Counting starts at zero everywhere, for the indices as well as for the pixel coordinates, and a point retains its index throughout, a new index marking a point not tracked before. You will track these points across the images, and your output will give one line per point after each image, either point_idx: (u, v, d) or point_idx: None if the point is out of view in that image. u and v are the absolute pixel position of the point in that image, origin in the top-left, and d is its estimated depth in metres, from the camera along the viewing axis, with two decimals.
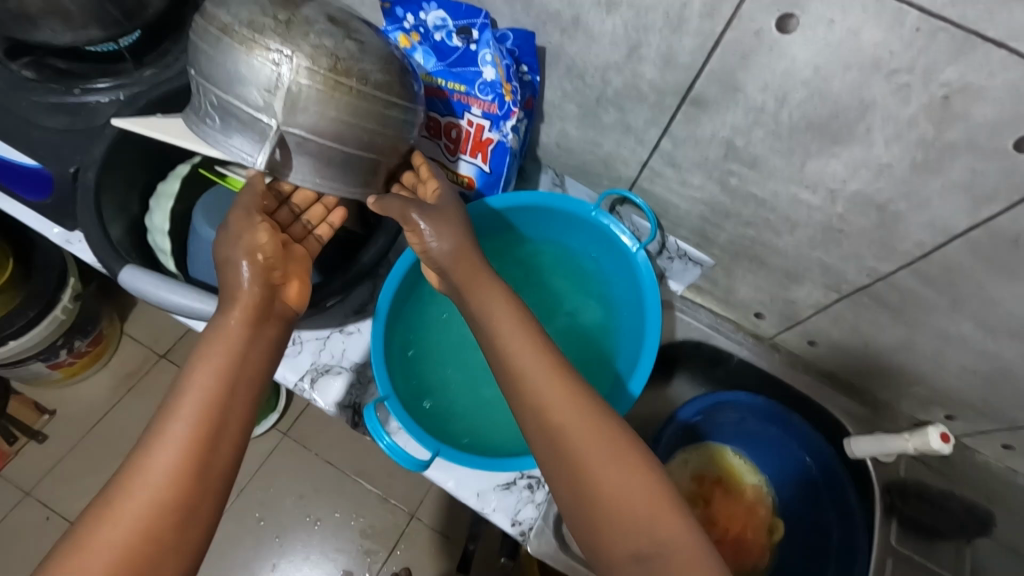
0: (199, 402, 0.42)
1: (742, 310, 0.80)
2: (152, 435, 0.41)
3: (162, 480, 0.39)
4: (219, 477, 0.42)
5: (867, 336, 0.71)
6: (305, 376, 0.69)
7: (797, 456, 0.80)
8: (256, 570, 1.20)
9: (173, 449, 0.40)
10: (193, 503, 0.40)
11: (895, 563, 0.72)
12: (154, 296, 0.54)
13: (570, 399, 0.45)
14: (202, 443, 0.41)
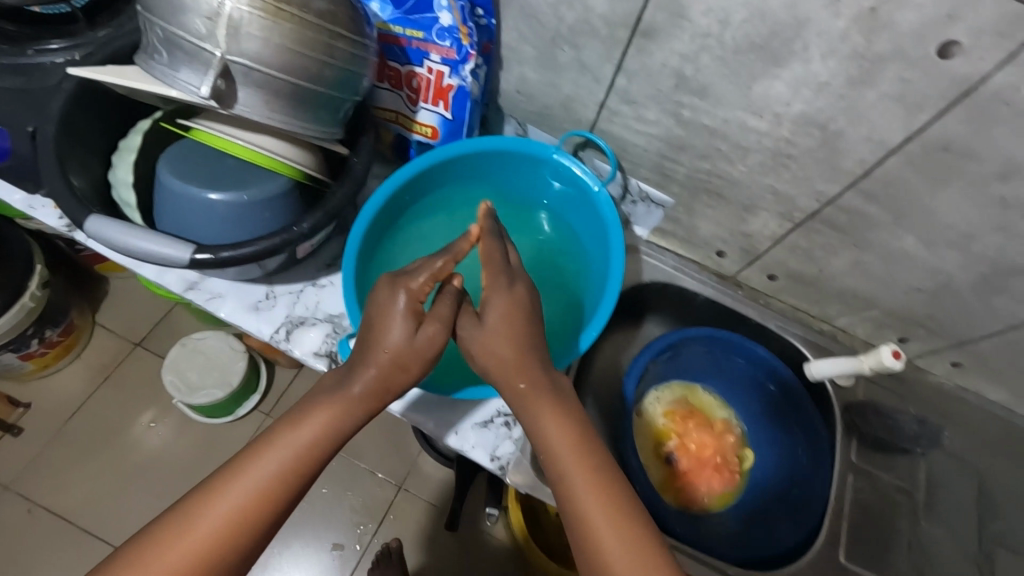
0: (299, 450, 0.48)
1: (704, 250, 0.84)
2: (257, 460, 0.47)
3: (242, 500, 0.45)
4: (284, 509, 0.47)
5: (821, 262, 0.74)
6: (280, 328, 0.70)
7: (762, 385, 0.84)
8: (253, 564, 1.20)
9: (263, 477, 0.47)
10: (257, 530, 0.46)
11: (856, 478, 0.77)
12: (116, 241, 0.55)
13: (616, 522, 0.46)
14: (287, 481, 0.47)
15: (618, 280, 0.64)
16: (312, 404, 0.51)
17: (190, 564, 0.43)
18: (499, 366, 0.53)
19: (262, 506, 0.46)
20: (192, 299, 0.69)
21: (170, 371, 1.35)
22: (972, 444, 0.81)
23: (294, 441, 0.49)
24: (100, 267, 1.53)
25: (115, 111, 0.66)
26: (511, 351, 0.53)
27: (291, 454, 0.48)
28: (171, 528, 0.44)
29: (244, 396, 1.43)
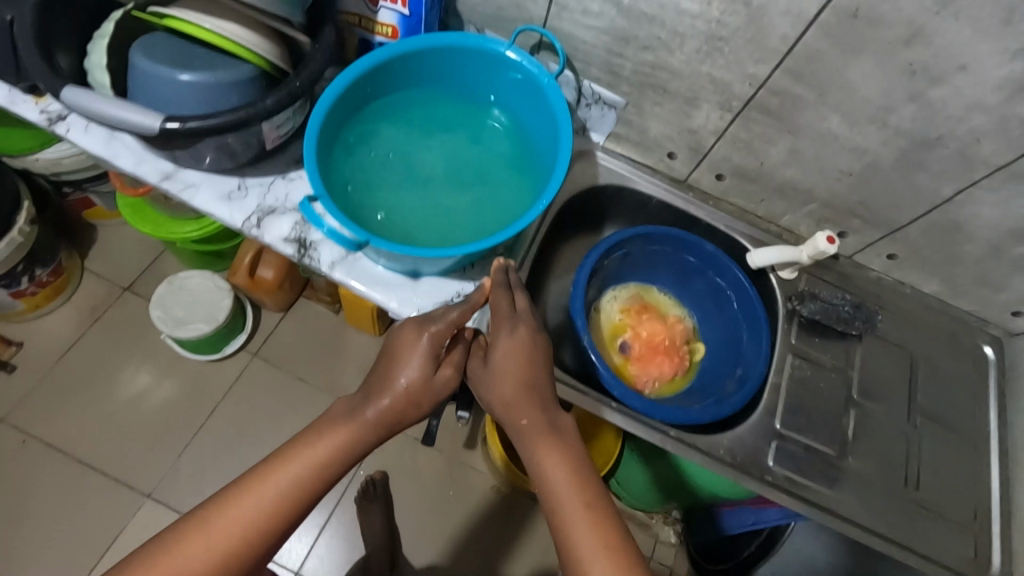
0: (312, 462, 0.56)
1: (656, 153, 0.88)
2: (277, 471, 0.56)
3: (260, 504, 0.54)
4: (297, 513, 0.56)
5: (761, 153, 0.79)
6: (252, 216, 0.75)
7: (711, 281, 0.89)
8: None
9: (280, 486, 0.55)
10: (272, 528, 0.55)
11: (795, 358, 0.82)
12: (88, 108, 0.59)
13: (593, 530, 0.52)
14: (301, 490, 0.56)
15: (563, 163, 0.68)
16: (328, 426, 0.59)
17: (215, 553, 0.53)
18: (506, 400, 0.60)
19: (282, 505, 0.55)
20: (168, 188, 0.74)
21: (157, 307, 1.40)
22: (906, 332, 0.87)
23: (312, 456, 0.57)
24: (87, 213, 1.56)
25: (90, 6, 0.70)
26: (514, 389, 0.60)
27: (308, 463, 0.56)
28: (203, 521, 0.53)
29: (231, 334, 1.48)
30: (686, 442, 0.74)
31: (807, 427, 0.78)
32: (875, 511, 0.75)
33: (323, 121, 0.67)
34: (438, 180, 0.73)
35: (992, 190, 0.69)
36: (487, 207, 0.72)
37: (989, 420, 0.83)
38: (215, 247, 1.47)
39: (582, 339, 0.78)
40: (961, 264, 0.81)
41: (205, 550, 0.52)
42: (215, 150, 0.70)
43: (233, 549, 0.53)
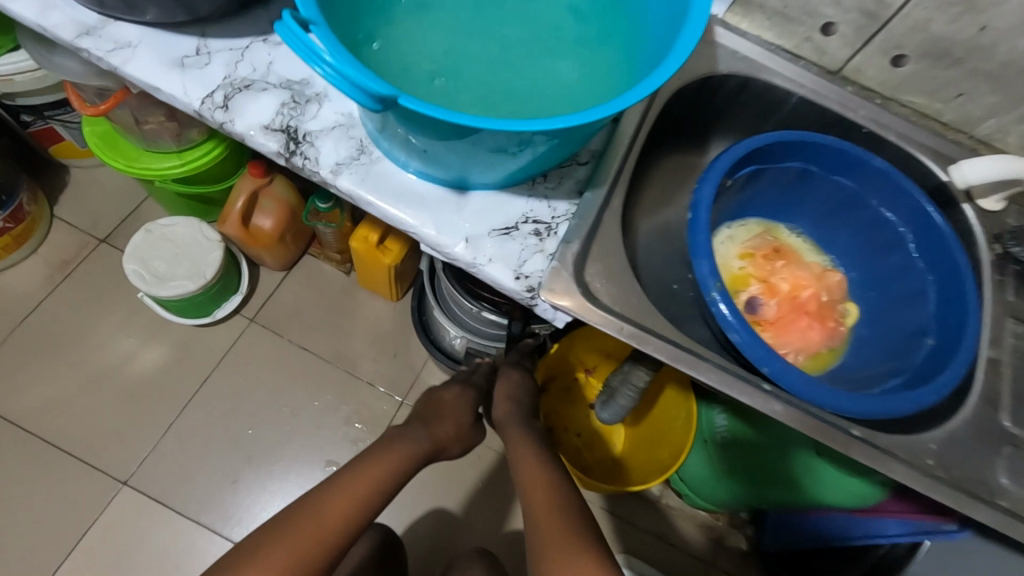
0: (386, 465, 0.65)
1: (804, 28, 0.61)
2: (359, 467, 0.64)
3: (348, 492, 0.60)
4: (372, 503, 0.61)
5: (986, 10, 0.52)
6: (216, 92, 0.50)
7: (873, 215, 0.62)
8: (248, 519, 1.16)
9: (364, 478, 0.62)
10: (352, 517, 0.59)
11: (1016, 323, 0.56)
12: None
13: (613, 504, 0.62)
14: (380, 482, 0.63)
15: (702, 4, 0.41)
16: (393, 440, 0.69)
17: (313, 539, 0.56)
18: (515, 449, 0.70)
19: (365, 493, 0.61)
20: (88, 48, 0.49)
21: (133, 259, 1.16)
22: None
23: (385, 464, 0.66)
24: (55, 151, 1.32)
25: None
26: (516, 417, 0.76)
27: (381, 468, 0.65)
28: (299, 512, 0.58)
29: (223, 294, 1.24)
30: (880, 446, 0.48)
31: None
32: None
33: None
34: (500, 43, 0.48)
35: None
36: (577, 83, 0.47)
37: None
38: (203, 189, 1.21)
39: (708, 287, 0.52)
40: None
41: (304, 532, 0.56)
42: None
43: (323, 536, 0.57)
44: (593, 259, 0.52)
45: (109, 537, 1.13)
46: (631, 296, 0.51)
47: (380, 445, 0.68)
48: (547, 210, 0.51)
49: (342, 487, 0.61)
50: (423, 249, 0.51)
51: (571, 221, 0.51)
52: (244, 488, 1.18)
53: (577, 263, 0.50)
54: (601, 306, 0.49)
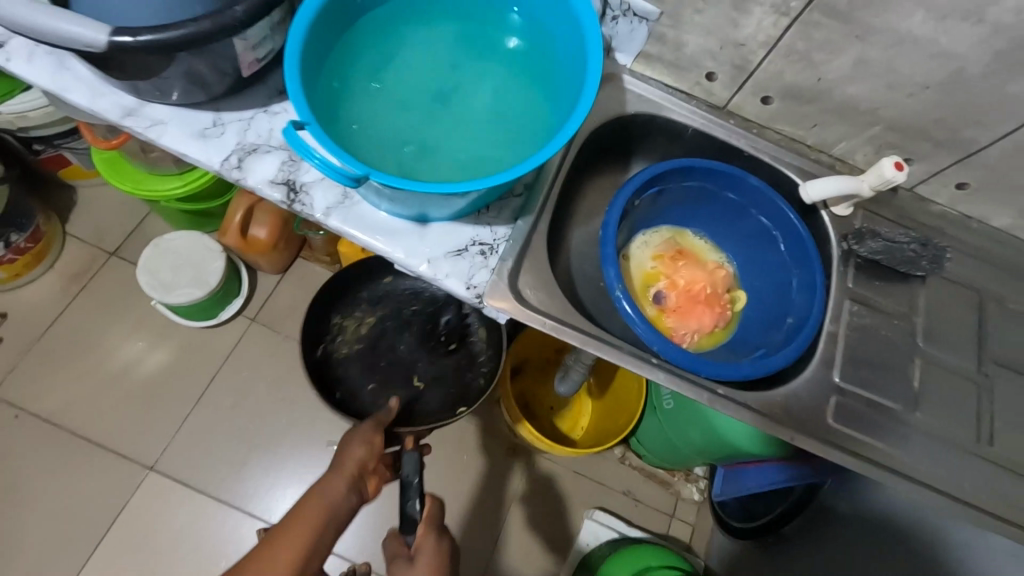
0: (311, 525, 0.67)
1: (693, 74, 0.77)
2: (282, 530, 0.67)
3: (279, 564, 0.64)
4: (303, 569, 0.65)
5: (820, 67, 0.68)
6: (231, 156, 0.65)
7: (753, 221, 0.79)
8: (261, 495, 1.33)
9: (294, 540, 0.66)
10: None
11: (853, 303, 0.73)
12: (25, 21, 0.49)
13: None
14: (309, 550, 0.66)
15: (593, 85, 0.57)
16: (311, 495, 0.70)
17: None
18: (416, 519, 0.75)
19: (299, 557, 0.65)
20: (131, 126, 0.64)
21: (143, 271, 1.29)
22: (974, 269, 0.78)
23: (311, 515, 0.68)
24: (63, 173, 1.43)
25: None
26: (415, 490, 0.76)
27: (310, 527, 0.67)
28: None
29: (225, 299, 1.38)
30: (737, 400, 0.66)
31: (872, 381, 0.69)
32: (938, 467, 0.68)
33: (306, 40, 0.56)
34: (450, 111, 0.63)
35: None
36: (508, 139, 0.62)
37: None
38: (202, 206, 1.35)
39: (614, 288, 0.69)
40: None
41: None
42: (183, 75, 0.60)
43: None
44: (525, 271, 0.68)
45: (138, 517, 1.29)
46: (554, 299, 0.68)
47: (300, 502, 0.70)
48: (490, 234, 0.67)
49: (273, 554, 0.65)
50: (397, 268, 0.67)
51: (508, 243, 0.67)
52: (256, 469, 1.34)
53: (512, 275, 0.66)
54: (528, 307, 0.65)
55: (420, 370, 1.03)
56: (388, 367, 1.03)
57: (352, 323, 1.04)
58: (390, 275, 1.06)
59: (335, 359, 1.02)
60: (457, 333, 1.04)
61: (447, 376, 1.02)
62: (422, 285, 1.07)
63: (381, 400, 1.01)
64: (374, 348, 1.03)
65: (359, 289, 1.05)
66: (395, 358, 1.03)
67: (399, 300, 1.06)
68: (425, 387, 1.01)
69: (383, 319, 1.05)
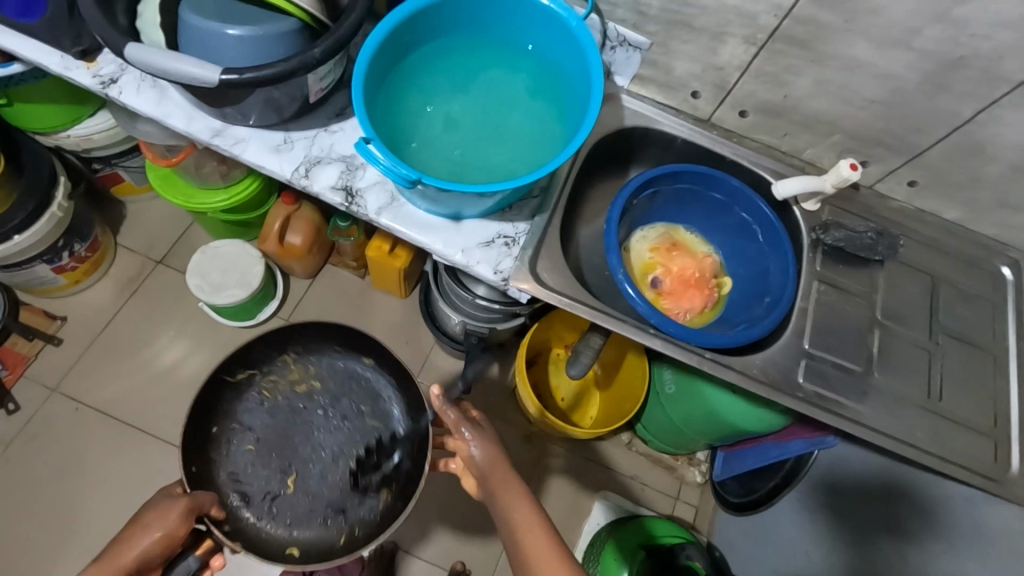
0: None
1: (681, 93, 0.90)
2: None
3: None
4: None
5: (787, 85, 0.82)
6: (300, 167, 0.79)
7: (736, 216, 0.92)
8: None
9: None
10: None
11: (821, 284, 0.86)
12: (165, 67, 0.65)
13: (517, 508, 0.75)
14: None
15: (596, 106, 0.70)
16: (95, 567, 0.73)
17: None
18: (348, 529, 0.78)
19: None
20: (219, 144, 0.78)
21: (193, 275, 1.44)
22: (928, 255, 0.91)
23: None
24: (116, 189, 1.56)
25: None
26: None
27: None
28: None
29: (262, 301, 1.51)
30: (722, 362, 0.79)
31: (836, 347, 0.82)
32: (895, 422, 0.80)
33: (367, 68, 0.70)
34: (478, 126, 0.77)
35: (1013, 108, 0.72)
36: (527, 150, 0.76)
37: (1009, 336, 0.87)
38: (243, 216, 1.47)
39: (617, 273, 0.81)
40: (982, 187, 0.85)
41: None
42: (265, 102, 0.74)
43: None
44: (543, 257, 0.81)
45: None
46: (568, 281, 0.81)
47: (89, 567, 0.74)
48: (512, 228, 0.81)
49: None
50: (435, 257, 0.81)
51: (528, 235, 0.81)
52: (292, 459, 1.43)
53: (532, 261, 0.80)
54: (546, 287, 0.79)
55: (302, 471, 0.93)
56: (288, 442, 0.93)
57: (296, 374, 0.95)
58: (367, 360, 0.94)
59: (246, 395, 0.93)
60: (367, 465, 0.93)
61: (319, 502, 0.91)
62: (385, 393, 0.94)
63: (240, 466, 0.90)
64: (291, 413, 0.95)
65: (324, 353, 0.94)
66: (298, 438, 0.94)
67: (354, 385, 0.95)
68: (293, 493, 0.91)
69: (324, 394, 0.96)
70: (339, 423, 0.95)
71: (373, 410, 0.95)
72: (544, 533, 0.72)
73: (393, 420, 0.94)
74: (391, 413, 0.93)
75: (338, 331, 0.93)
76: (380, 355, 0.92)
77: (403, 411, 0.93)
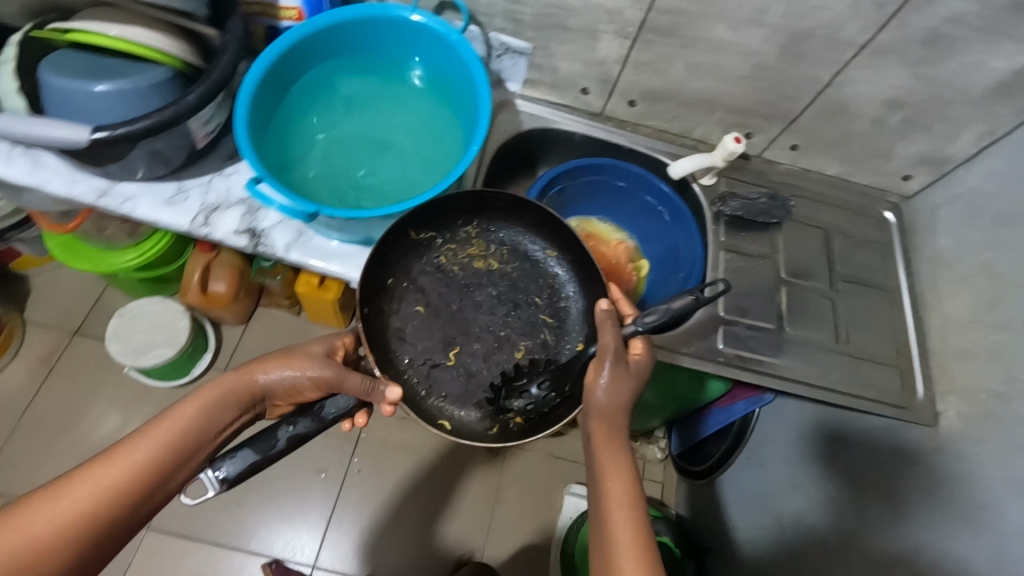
0: (186, 415, 0.64)
1: (570, 91, 0.94)
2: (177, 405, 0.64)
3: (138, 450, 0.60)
4: (158, 450, 0.61)
5: (664, 72, 0.86)
6: (198, 216, 0.77)
7: (644, 201, 0.96)
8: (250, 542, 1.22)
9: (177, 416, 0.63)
10: (161, 455, 0.61)
11: (727, 253, 0.91)
12: (35, 136, 0.62)
13: (620, 476, 0.63)
14: (176, 440, 0.62)
15: (485, 121, 0.72)
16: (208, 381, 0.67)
17: (114, 478, 0.58)
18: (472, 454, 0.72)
19: (175, 437, 0.62)
20: (107, 205, 0.75)
21: (113, 341, 1.37)
22: (819, 211, 0.98)
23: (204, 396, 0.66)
24: (15, 264, 1.48)
25: None
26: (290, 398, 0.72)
27: (196, 406, 0.65)
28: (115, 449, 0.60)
29: (194, 356, 1.45)
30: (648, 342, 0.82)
31: (746, 309, 0.87)
32: (813, 371, 0.85)
33: (249, 109, 0.69)
34: (377, 148, 0.77)
35: (862, 68, 0.79)
36: (427, 166, 0.77)
37: (899, 273, 0.95)
38: (160, 271, 1.41)
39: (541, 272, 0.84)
40: (853, 142, 0.92)
41: (127, 457, 0.59)
42: (149, 156, 0.72)
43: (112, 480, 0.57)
44: None
45: None
46: None
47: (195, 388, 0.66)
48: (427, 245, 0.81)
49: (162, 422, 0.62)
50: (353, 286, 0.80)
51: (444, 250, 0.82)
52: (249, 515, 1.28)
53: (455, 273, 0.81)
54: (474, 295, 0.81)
55: (464, 346, 0.76)
56: (455, 315, 0.77)
57: (477, 247, 0.81)
58: (553, 248, 0.81)
59: (421, 258, 0.80)
60: (511, 385, 0.73)
61: (476, 394, 0.75)
62: (564, 284, 0.81)
63: (406, 327, 0.76)
64: (461, 291, 0.79)
65: (507, 228, 0.82)
66: (467, 313, 0.78)
67: (534, 272, 0.81)
68: (451, 368, 0.76)
69: (503, 276, 0.81)
70: (514, 311, 0.79)
71: (551, 304, 0.80)
72: (634, 515, 0.60)
73: (568, 317, 0.79)
74: (568, 308, 0.80)
75: (532, 208, 0.79)
76: (570, 243, 0.79)
77: (583, 307, 0.79)
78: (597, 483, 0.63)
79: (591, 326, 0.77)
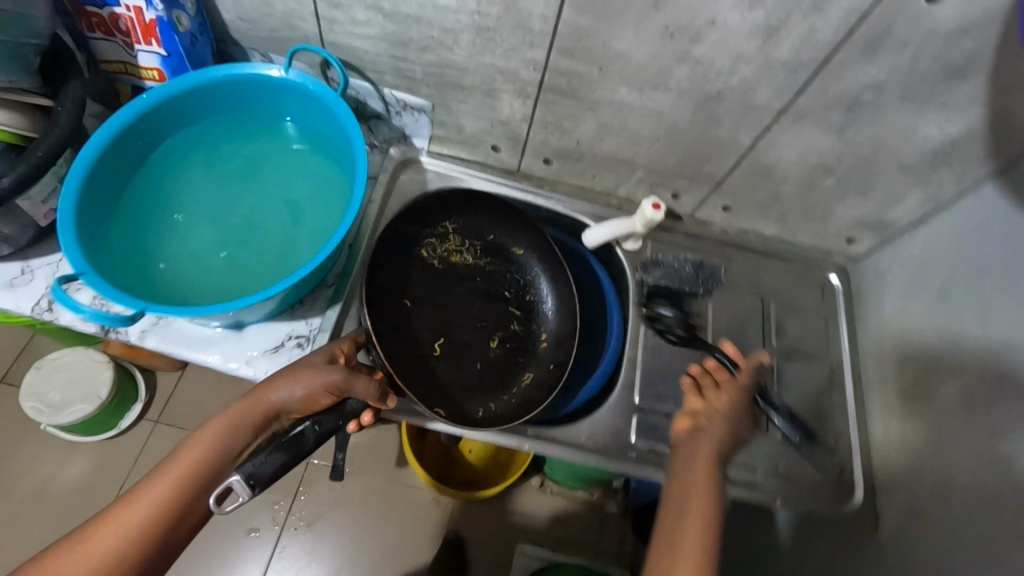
0: (196, 457, 0.59)
1: (481, 148, 0.86)
2: (183, 446, 0.59)
3: (155, 499, 0.56)
4: (175, 494, 0.57)
5: (573, 132, 0.79)
6: (42, 299, 0.69)
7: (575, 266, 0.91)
8: None
9: (183, 461, 0.58)
10: (180, 499, 0.57)
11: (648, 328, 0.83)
12: None
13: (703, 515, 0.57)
14: (193, 483, 0.58)
15: (359, 186, 0.65)
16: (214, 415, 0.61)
17: (139, 527, 0.55)
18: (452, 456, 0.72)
19: (190, 477, 0.58)
20: None
21: (30, 397, 1.25)
22: (757, 275, 0.90)
23: (217, 428, 0.60)
24: None
25: None
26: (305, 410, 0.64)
27: (208, 442, 0.59)
28: (130, 498, 0.56)
29: (121, 407, 1.31)
30: (546, 437, 0.73)
31: (666, 394, 0.78)
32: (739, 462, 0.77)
33: (83, 188, 0.62)
34: (245, 219, 0.70)
35: (784, 133, 0.71)
36: (299, 240, 0.69)
37: (841, 347, 0.87)
38: None
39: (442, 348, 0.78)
40: (788, 204, 0.84)
41: (144, 508, 0.56)
42: None
43: (135, 532, 0.55)
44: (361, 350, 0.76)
45: None
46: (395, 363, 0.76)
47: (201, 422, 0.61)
48: (304, 327, 0.73)
49: (176, 463, 0.58)
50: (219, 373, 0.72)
51: (323, 332, 0.74)
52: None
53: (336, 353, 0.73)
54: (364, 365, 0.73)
55: (447, 338, 0.75)
56: (436, 308, 0.76)
57: (449, 241, 0.80)
58: (525, 245, 0.82)
59: (398, 252, 0.77)
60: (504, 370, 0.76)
61: (458, 384, 0.74)
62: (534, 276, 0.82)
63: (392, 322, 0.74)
64: (443, 284, 0.78)
65: (480, 222, 0.82)
66: (450, 306, 0.77)
67: (507, 268, 0.81)
68: (438, 361, 0.74)
69: (479, 270, 0.80)
70: (488, 304, 0.79)
71: (521, 293, 0.81)
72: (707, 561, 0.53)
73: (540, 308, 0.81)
74: (540, 303, 0.81)
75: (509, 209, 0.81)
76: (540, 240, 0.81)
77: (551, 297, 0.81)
78: (666, 518, 0.58)
79: (561, 318, 0.80)
